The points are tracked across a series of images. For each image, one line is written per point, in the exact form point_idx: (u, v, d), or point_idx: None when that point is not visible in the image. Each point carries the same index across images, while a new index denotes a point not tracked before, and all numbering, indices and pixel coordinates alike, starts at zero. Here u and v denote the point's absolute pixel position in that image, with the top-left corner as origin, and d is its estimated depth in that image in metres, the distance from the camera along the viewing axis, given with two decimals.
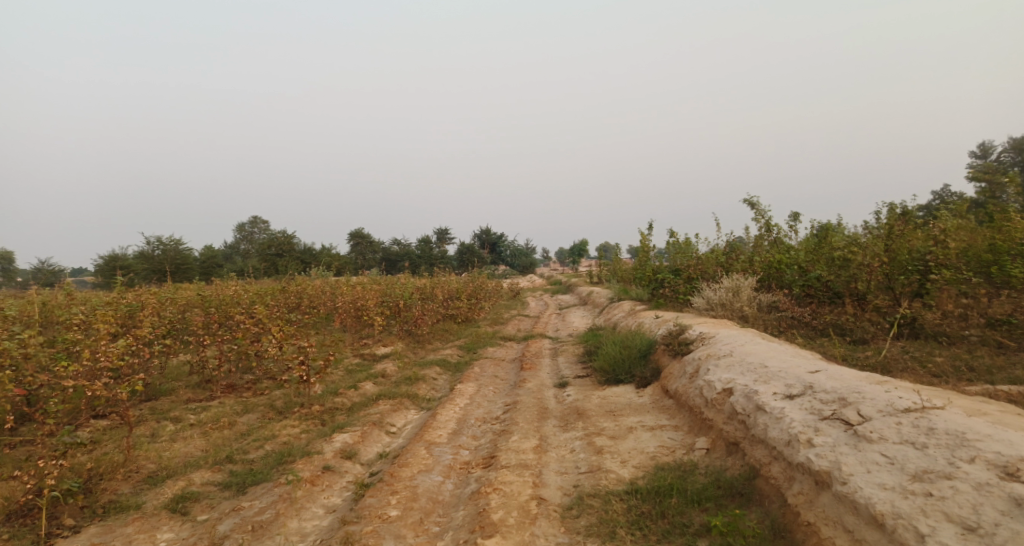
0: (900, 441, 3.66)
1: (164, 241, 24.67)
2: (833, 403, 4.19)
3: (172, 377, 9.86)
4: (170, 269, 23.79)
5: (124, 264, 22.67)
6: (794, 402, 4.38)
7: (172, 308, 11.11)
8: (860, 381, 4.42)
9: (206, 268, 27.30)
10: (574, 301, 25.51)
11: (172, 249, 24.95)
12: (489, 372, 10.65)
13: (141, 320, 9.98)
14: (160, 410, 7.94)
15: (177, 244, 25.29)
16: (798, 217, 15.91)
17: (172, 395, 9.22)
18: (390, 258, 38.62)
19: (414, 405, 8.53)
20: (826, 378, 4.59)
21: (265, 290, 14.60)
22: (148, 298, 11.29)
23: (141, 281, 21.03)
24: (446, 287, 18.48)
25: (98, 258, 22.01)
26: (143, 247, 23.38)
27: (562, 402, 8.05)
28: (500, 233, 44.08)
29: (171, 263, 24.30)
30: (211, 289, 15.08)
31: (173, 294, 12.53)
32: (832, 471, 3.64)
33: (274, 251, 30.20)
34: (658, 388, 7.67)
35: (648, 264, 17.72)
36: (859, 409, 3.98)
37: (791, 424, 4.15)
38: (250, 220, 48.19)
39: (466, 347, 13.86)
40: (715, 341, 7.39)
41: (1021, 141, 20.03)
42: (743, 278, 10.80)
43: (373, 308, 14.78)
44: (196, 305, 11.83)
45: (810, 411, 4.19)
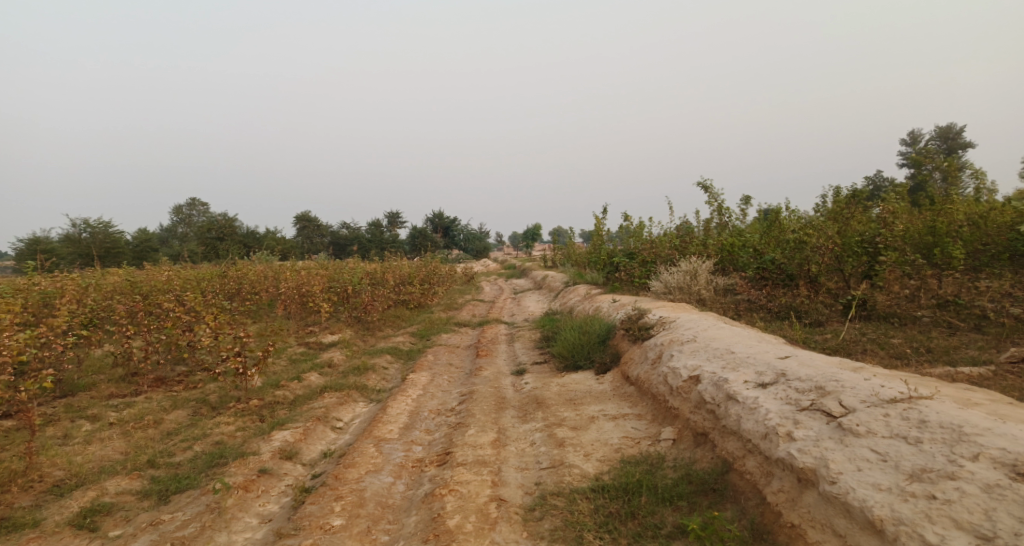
0: (890, 435, 3.47)
1: (94, 223, 23.11)
2: (810, 392, 3.99)
3: (94, 371, 9.06)
4: (99, 254, 22.30)
5: (48, 249, 21.09)
6: (767, 392, 4.17)
7: (95, 296, 10.21)
8: (836, 368, 4.23)
9: (141, 252, 25.78)
10: (527, 285, 25.27)
11: (102, 232, 23.38)
12: (442, 360, 10.24)
13: (57, 310, 9.10)
14: (77, 408, 7.21)
15: (107, 226, 23.72)
16: (749, 200, 16.00)
17: (94, 391, 8.43)
18: (339, 242, 37.49)
19: (363, 396, 8.05)
20: (798, 364, 4.41)
21: (201, 276, 13.72)
22: (67, 285, 10.35)
23: (67, 267, 19.60)
24: (397, 272, 17.88)
25: (20, 243, 20.42)
26: (70, 230, 21.84)
27: (520, 391, 7.72)
28: (452, 217, 43.44)
29: (100, 247, 22.78)
30: (142, 275, 14.07)
31: (96, 280, 11.57)
32: (817, 469, 3.44)
33: (215, 234, 28.77)
34: (619, 375, 7.43)
35: (602, 248, 17.56)
36: (841, 400, 3.79)
37: (767, 416, 3.93)
38: (188, 202, 45.93)
39: (417, 333, 13.39)
40: (676, 325, 7.19)
41: (947, 130, 21.01)
42: (699, 261, 10.67)
43: (319, 294, 14.10)
44: (122, 294, 10.94)
45: (787, 401, 3.99)
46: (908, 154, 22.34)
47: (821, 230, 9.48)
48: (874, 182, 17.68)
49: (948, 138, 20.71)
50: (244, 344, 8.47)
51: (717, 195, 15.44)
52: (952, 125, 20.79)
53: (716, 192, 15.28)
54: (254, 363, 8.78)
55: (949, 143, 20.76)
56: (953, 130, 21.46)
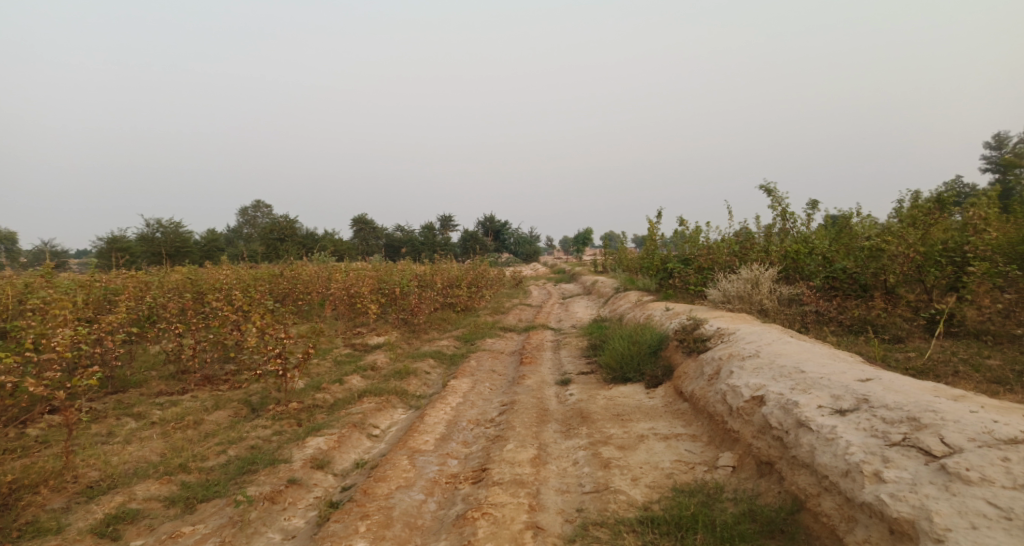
0: (1013, 486, 2.90)
1: (165, 223, 23.93)
2: (901, 424, 3.44)
3: (146, 367, 9.11)
4: (170, 253, 23.11)
5: (122, 246, 21.96)
6: (846, 420, 3.64)
7: (151, 293, 10.35)
8: (931, 397, 3.65)
9: (207, 250, 26.58)
10: (578, 291, 24.79)
11: (172, 232, 24.19)
12: (486, 367, 9.92)
13: (114, 306, 9.22)
14: (124, 404, 7.20)
15: (177, 226, 24.53)
16: (815, 204, 15.09)
17: (143, 387, 8.47)
18: (393, 244, 37.86)
19: (402, 403, 7.79)
20: (883, 389, 3.85)
21: (254, 276, 13.84)
22: (126, 282, 10.54)
23: (137, 264, 20.31)
24: (446, 274, 17.70)
25: (97, 242, 21.32)
26: (143, 229, 22.69)
27: (564, 403, 7.31)
28: (504, 221, 43.35)
29: (170, 247, 23.58)
30: (199, 273, 14.32)
31: (154, 277, 11.77)
32: (917, 521, 2.91)
33: (277, 235, 29.41)
34: (672, 390, 6.92)
35: (656, 253, 16.92)
36: (945, 438, 3.23)
37: (848, 450, 3.40)
38: (252, 204, 47.39)
39: (463, 337, 13.14)
40: (735, 339, 6.62)
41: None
42: (761, 268, 9.97)
43: (368, 295, 14.03)
44: (177, 292, 11.07)
45: (872, 433, 3.45)
46: (988, 158, 20.76)
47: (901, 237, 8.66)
48: (950, 186, 16.42)
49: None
50: (286, 345, 8.33)
51: (780, 199, 14.59)
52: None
53: (779, 195, 14.42)
54: (296, 364, 8.65)
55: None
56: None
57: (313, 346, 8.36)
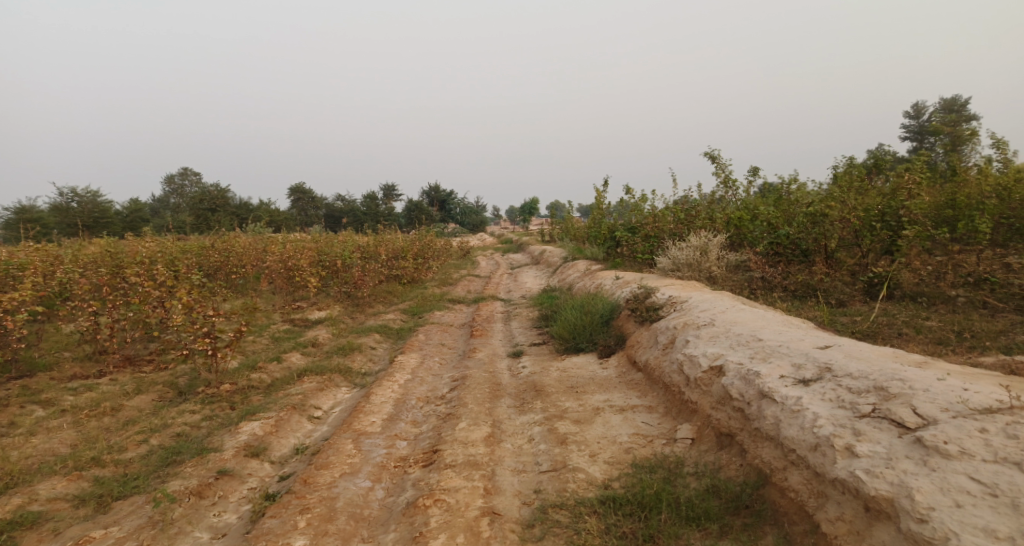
0: (993, 459, 2.84)
1: (83, 193, 22.20)
2: (869, 395, 3.40)
3: (58, 348, 8.34)
4: (89, 225, 21.47)
5: (34, 218, 20.22)
6: (811, 390, 3.58)
7: (62, 268, 9.48)
8: (897, 365, 3.60)
9: (131, 222, 24.93)
10: (525, 261, 24.62)
11: (90, 202, 22.45)
12: (434, 340, 9.60)
13: (17, 283, 8.36)
14: (32, 390, 6.53)
15: (95, 196, 22.78)
16: (757, 172, 15.29)
17: (55, 371, 7.76)
18: (333, 215, 36.61)
19: (345, 381, 7.41)
20: (847, 357, 3.79)
21: (181, 249, 12.95)
22: (33, 256, 9.61)
23: (51, 237, 18.79)
24: (390, 245, 17.14)
25: (5, 214, 19.59)
26: (57, 200, 20.99)
27: (516, 376, 7.11)
28: (448, 190, 42.60)
29: (88, 218, 21.90)
30: (120, 246, 13.29)
31: (67, 251, 10.80)
32: (897, 499, 2.83)
33: (208, 206, 27.85)
34: (626, 360, 6.81)
35: (602, 222, 16.85)
36: (918, 409, 3.17)
37: (816, 423, 3.34)
38: (180, 172, 44.74)
39: (409, 310, 12.74)
40: (688, 307, 6.52)
41: (952, 103, 20.36)
42: (709, 236, 9.95)
43: (307, 268, 13.38)
44: (93, 266, 10.18)
45: (842, 405, 3.39)
46: (910, 127, 21.60)
47: (844, 201, 8.75)
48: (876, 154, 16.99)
49: (949, 111, 20.00)
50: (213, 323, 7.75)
51: (723, 167, 14.69)
52: (959, 97, 20.15)
53: (723, 162, 14.50)
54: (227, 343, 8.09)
55: (956, 116, 20.03)
56: (958, 104, 20.79)
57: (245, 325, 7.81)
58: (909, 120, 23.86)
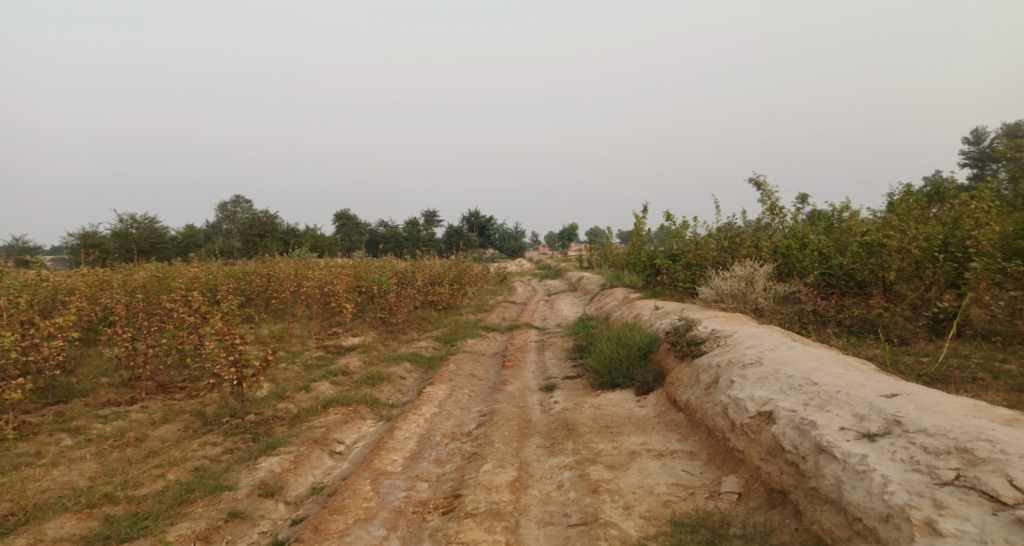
0: None
1: (140, 218, 22.87)
2: (949, 457, 3.00)
3: (95, 373, 8.36)
4: (145, 250, 22.09)
5: (94, 243, 20.90)
6: (878, 448, 3.18)
7: (104, 293, 9.60)
8: (981, 422, 3.18)
9: (183, 246, 25.58)
10: (564, 287, 24.24)
11: (146, 228, 23.12)
12: (466, 371, 9.33)
13: (58, 307, 8.45)
14: (62, 417, 6.50)
15: (151, 222, 23.47)
16: (805, 198, 14.68)
17: (89, 396, 7.75)
18: (376, 240, 37.02)
19: (372, 413, 7.18)
20: (919, 409, 3.37)
21: (222, 275, 13.07)
22: (77, 280, 9.76)
23: (106, 261, 19.32)
24: (427, 271, 17.04)
25: (66, 238, 20.29)
26: (115, 225, 21.66)
27: (548, 413, 6.76)
28: (488, 217, 42.71)
29: (144, 243, 22.51)
30: (164, 270, 13.50)
31: (113, 275, 10.97)
32: None
33: (256, 231, 28.43)
34: (666, 399, 6.38)
35: (642, 249, 16.41)
36: (1014, 480, 2.75)
37: (887, 488, 2.94)
38: (233, 199, 46.07)
39: (443, 337, 12.53)
40: (733, 343, 6.07)
41: (1011, 129, 19.34)
42: (755, 265, 9.44)
43: (343, 294, 13.34)
44: (136, 289, 10.28)
45: (918, 469, 2.99)
46: (967, 153, 20.56)
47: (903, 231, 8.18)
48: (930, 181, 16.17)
49: (1010, 137, 18.97)
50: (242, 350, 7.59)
51: (769, 193, 14.14)
52: (1019, 123, 19.13)
53: (769, 188, 13.96)
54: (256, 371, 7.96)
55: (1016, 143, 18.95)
56: (1018, 129, 19.77)
57: (272, 352, 7.63)
58: (963, 148, 22.83)
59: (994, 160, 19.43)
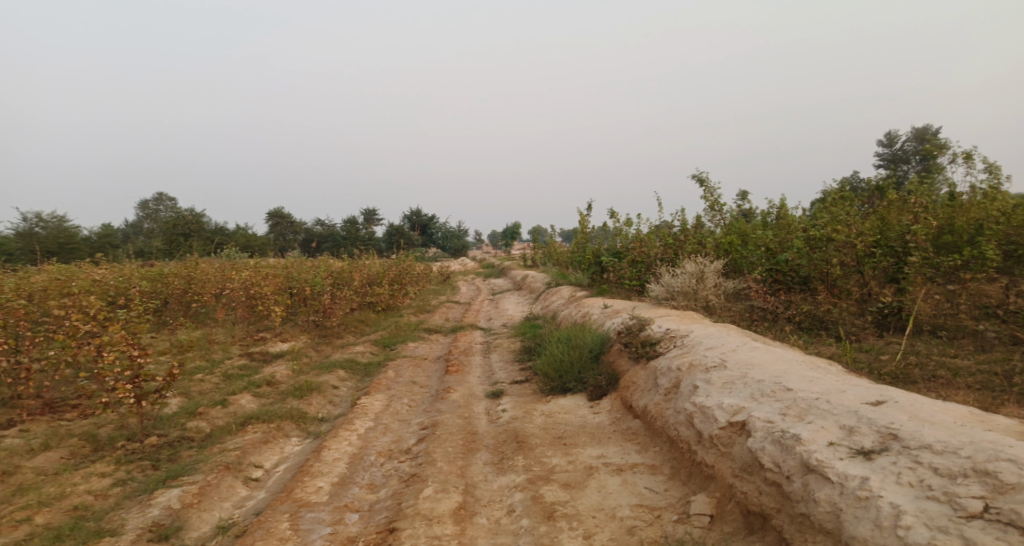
0: None
1: (48, 216, 20.93)
2: (965, 480, 2.70)
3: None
4: (53, 250, 20.21)
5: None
6: (881, 471, 2.87)
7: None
8: (990, 437, 2.92)
9: (100, 246, 23.67)
10: (507, 286, 23.78)
11: (55, 227, 21.15)
12: (405, 378, 8.68)
13: None
14: None
15: (61, 221, 21.51)
16: (744, 196, 14.74)
17: None
18: (313, 239, 35.55)
19: (298, 429, 6.47)
20: (919, 423, 3.08)
21: (134, 277, 11.91)
22: None
23: (7, 262, 17.50)
24: (365, 271, 16.22)
25: None
26: (19, 224, 19.74)
27: (494, 424, 6.24)
28: (429, 215, 41.85)
29: (54, 243, 20.59)
30: (67, 272, 12.19)
31: (2, 280, 9.75)
32: None
33: (182, 230, 26.65)
34: (622, 405, 5.95)
35: (585, 247, 16.11)
36: None
37: (901, 522, 2.62)
38: (157, 197, 43.39)
39: (381, 341, 11.80)
40: (692, 344, 5.69)
41: (925, 131, 20.16)
42: (703, 261, 9.12)
43: (271, 296, 12.38)
44: (29, 292, 9.12)
45: (932, 496, 2.68)
46: (883, 153, 21.32)
47: (850, 224, 8.04)
48: (853, 178, 16.57)
49: (922, 139, 19.74)
50: (140, 364, 6.70)
51: (712, 190, 14.09)
52: (932, 126, 19.92)
53: (711, 185, 13.88)
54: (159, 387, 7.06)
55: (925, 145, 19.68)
56: (930, 131, 20.67)
57: (178, 366, 6.78)
58: (883, 150, 23.76)
59: (909, 160, 20.20)
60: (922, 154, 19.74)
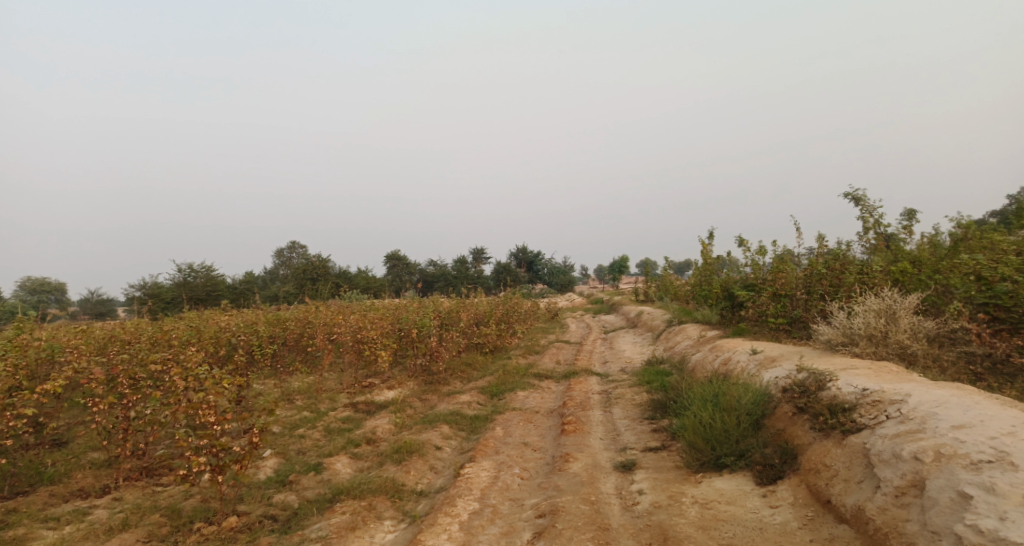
0: None
1: (196, 267, 22.02)
2: None
3: (84, 448, 6.79)
4: (199, 298, 21.02)
5: (151, 292, 20.02)
6: None
7: (110, 353, 8.17)
8: None
9: (238, 291, 24.75)
10: (621, 323, 22.08)
11: (204, 276, 22.04)
12: (517, 438, 7.43)
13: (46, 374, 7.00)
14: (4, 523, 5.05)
15: (209, 270, 22.41)
16: (911, 215, 12.40)
17: (64, 481, 6.09)
18: (426, 279, 35.68)
19: (392, 507, 5.36)
20: None
21: (254, 322, 11.60)
22: (83, 342, 8.46)
23: (157, 311, 18.38)
24: (473, 310, 15.31)
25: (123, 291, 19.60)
26: (175, 274, 20.87)
27: (633, 515, 4.80)
28: (537, 252, 41.16)
29: (203, 291, 21.43)
30: (195, 319, 12.17)
31: (130, 330, 9.66)
32: None
33: (309, 275, 27.45)
34: (815, 499, 4.32)
35: (711, 279, 14.22)
36: None
37: None
38: (288, 245, 46.15)
39: (489, 389, 10.66)
40: (921, 416, 3.99)
41: None
42: (889, 293, 7.16)
43: (378, 340, 11.62)
44: (155, 344, 8.85)
45: None
46: None
47: None
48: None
49: None
50: (219, 430, 5.56)
51: (869, 209, 11.91)
52: None
53: (869, 203, 11.67)
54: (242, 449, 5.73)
55: None
56: None
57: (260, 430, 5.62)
58: None
59: None
60: None
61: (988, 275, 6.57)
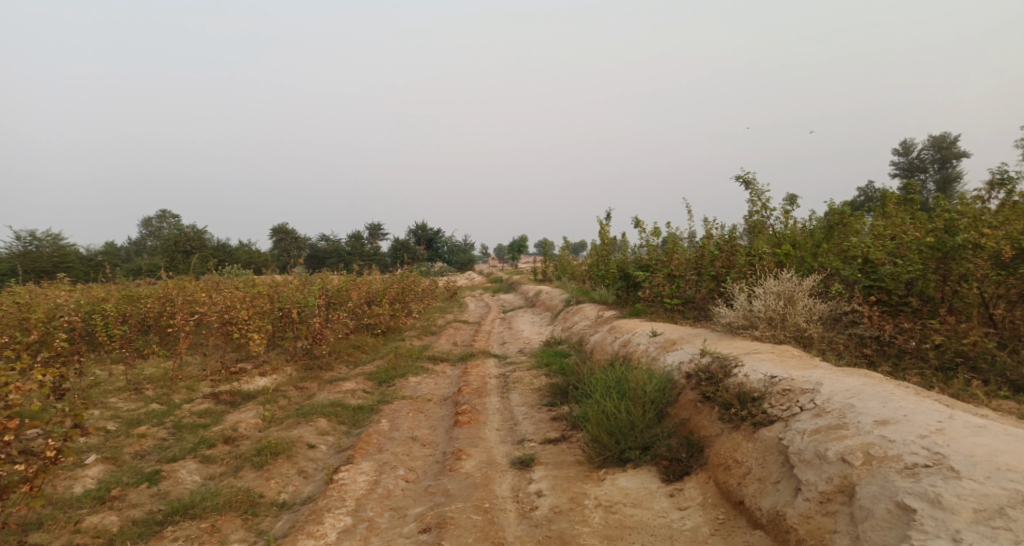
0: None
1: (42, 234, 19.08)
2: None
3: None
4: (44, 271, 18.23)
5: None
6: None
7: None
8: None
9: (96, 263, 21.85)
10: (520, 303, 21.71)
11: (51, 246, 19.15)
12: (403, 431, 6.67)
13: None
14: None
15: (57, 239, 19.51)
16: (794, 200, 12.79)
17: None
18: (317, 255, 33.63)
19: (244, 528, 4.47)
20: None
21: (97, 300, 9.90)
22: None
23: None
24: (364, 288, 14.22)
25: None
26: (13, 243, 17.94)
27: (529, 524, 4.23)
28: (436, 228, 40.06)
29: (49, 263, 18.61)
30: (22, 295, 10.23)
31: None
32: None
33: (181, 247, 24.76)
34: (726, 499, 3.98)
35: (608, 259, 14.02)
36: None
37: None
38: (160, 214, 41.98)
39: (377, 375, 9.78)
40: (840, 409, 3.77)
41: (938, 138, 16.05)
42: (783, 274, 7.07)
43: (252, 321, 10.35)
44: None
45: None
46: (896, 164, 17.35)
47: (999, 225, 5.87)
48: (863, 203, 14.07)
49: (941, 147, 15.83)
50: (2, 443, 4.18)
51: (757, 192, 12.11)
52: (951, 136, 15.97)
53: (758, 187, 11.86)
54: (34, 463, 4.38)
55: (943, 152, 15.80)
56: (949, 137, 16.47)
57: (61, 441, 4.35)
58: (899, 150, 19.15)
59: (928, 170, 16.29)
60: (944, 164, 15.90)
61: (873, 257, 6.57)
